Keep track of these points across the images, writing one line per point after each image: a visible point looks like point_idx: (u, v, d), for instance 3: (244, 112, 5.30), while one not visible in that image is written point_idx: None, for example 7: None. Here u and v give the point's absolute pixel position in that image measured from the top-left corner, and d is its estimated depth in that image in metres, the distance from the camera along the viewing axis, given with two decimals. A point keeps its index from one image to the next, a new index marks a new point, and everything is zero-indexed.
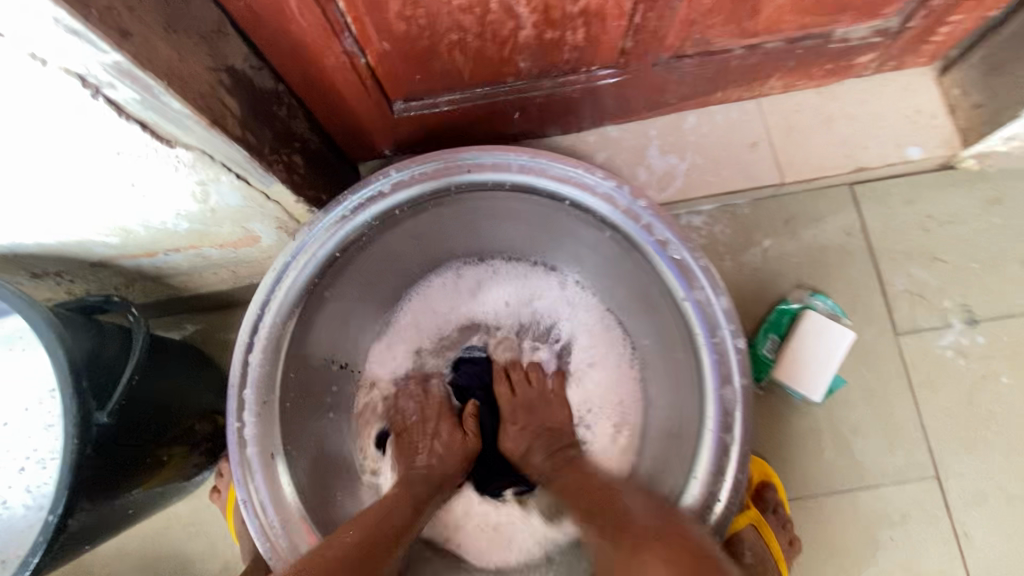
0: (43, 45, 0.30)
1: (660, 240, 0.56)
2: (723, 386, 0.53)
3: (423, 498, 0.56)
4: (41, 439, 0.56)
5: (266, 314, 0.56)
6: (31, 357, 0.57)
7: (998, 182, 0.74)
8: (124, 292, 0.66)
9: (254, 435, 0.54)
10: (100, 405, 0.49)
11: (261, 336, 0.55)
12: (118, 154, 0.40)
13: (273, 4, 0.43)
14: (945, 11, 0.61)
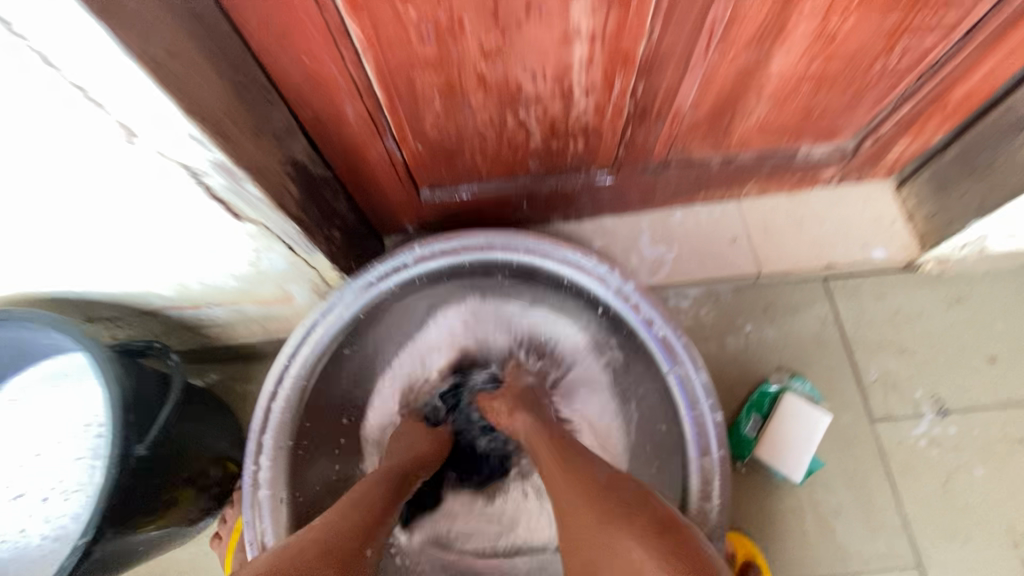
0: (169, 145, 0.39)
1: (647, 319, 0.63)
2: (702, 456, 0.58)
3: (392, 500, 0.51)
4: (67, 470, 0.59)
5: (292, 365, 0.62)
6: (73, 391, 0.61)
7: (958, 284, 0.82)
8: (163, 338, 0.73)
9: (268, 479, 0.59)
10: (139, 438, 0.55)
11: (285, 386, 0.62)
12: (197, 223, 0.48)
13: (335, 114, 0.54)
14: (891, 139, 0.72)
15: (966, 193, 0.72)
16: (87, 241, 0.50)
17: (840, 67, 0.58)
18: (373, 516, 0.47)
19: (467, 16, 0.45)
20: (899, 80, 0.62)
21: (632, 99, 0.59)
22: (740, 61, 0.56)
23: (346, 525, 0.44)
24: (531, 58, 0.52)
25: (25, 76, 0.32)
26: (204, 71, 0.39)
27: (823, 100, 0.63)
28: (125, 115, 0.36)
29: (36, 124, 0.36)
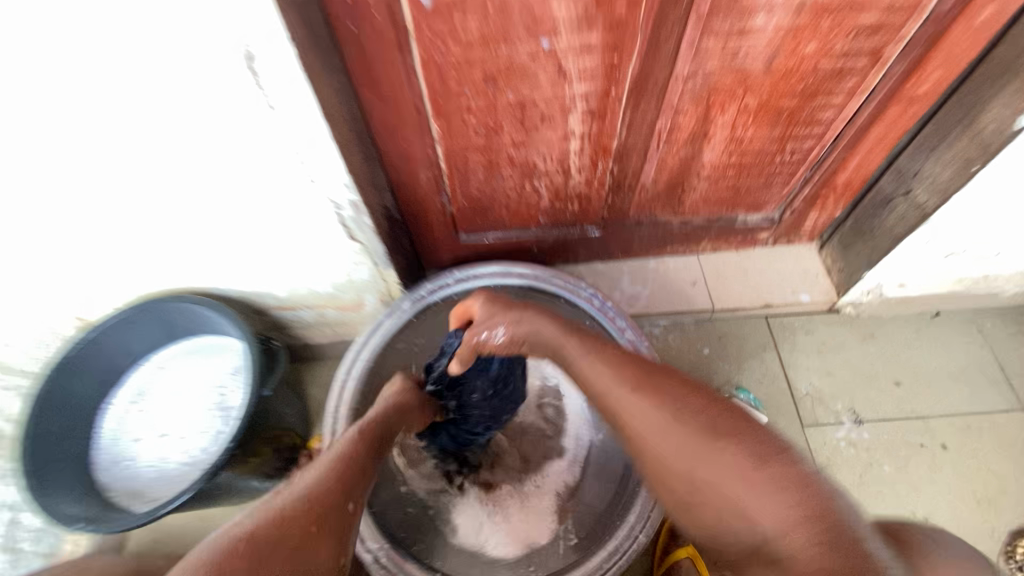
0: (331, 187, 0.66)
1: (620, 328, 0.87)
2: None
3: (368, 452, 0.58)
4: (201, 416, 0.83)
5: (362, 351, 0.86)
6: (207, 362, 0.86)
7: (869, 323, 1.05)
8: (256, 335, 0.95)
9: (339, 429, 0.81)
10: (263, 388, 0.78)
11: (357, 365, 0.85)
12: (324, 239, 0.75)
13: (413, 177, 0.82)
14: (804, 211, 0.99)
15: (861, 252, 0.96)
16: (248, 249, 0.75)
17: (752, 159, 0.86)
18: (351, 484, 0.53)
19: (506, 122, 0.75)
20: (797, 170, 0.89)
21: (611, 175, 0.87)
22: (682, 153, 0.84)
23: (330, 487, 0.51)
24: (544, 147, 0.80)
25: (275, 145, 0.59)
26: (356, 147, 0.67)
27: (746, 181, 0.91)
28: (314, 169, 0.63)
29: (264, 172, 0.63)
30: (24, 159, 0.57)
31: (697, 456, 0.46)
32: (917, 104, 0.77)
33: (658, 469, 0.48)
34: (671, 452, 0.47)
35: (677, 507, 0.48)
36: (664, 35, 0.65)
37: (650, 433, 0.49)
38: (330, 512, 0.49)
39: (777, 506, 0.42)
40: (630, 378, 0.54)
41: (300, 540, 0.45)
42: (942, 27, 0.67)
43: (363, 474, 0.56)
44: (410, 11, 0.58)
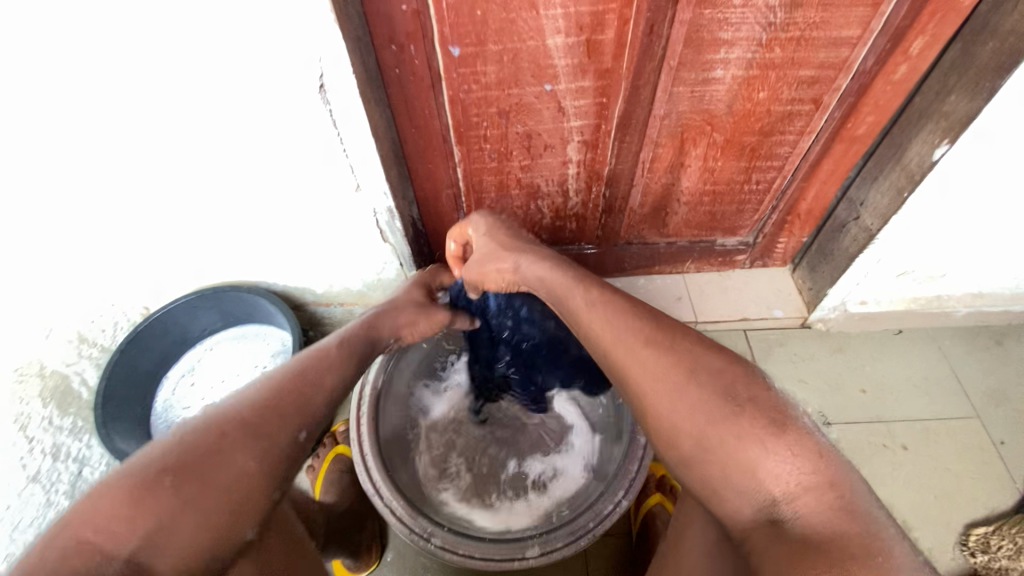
0: (372, 195, 0.81)
1: None
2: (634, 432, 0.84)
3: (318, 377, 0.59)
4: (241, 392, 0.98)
5: None
6: (252, 348, 1.02)
7: (838, 338, 1.17)
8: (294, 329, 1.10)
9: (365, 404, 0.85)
10: None
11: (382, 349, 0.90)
12: (361, 240, 0.89)
13: (436, 194, 0.98)
14: (774, 236, 1.13)
15: (825, 272, 1.09)
16: (297, 248, 0.90)
17: (724, 187, 1.01)
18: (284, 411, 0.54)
19: (515, 150, 0.91)
20: (764, 198, 1.04)
21: (604, 198, 1.02)
22: (663, 180, 1.00)
23: (263, 413, 0.52)
24: (546, 171, 0.96)
25: (331, 160, 0.75)
26: (394, 165, 0.83)
27: (720, 207, 1.06)
28: (361, 178, 0.78)
29: (320, 181, 0.78)
30: (139, 164, 0.73)
31: (717, 437, 0.51)
32: (858, 143, 0.93)
33: (681, 442, 0.53)
34: (700, 428, 0.52)
35: (689, 471, 0.53)
36: (643, 82, 0.81)
37: (683, 411, 0.53)
38: (239, 440, 0.49)
39: (786, 470, 0.48)
40: (667, 359, 0.56)
41: (215, 458, 0.48)
42: (868, 81, 0.83)
43: (297, 405, 0.55)
44: (443, 59, 0.75)
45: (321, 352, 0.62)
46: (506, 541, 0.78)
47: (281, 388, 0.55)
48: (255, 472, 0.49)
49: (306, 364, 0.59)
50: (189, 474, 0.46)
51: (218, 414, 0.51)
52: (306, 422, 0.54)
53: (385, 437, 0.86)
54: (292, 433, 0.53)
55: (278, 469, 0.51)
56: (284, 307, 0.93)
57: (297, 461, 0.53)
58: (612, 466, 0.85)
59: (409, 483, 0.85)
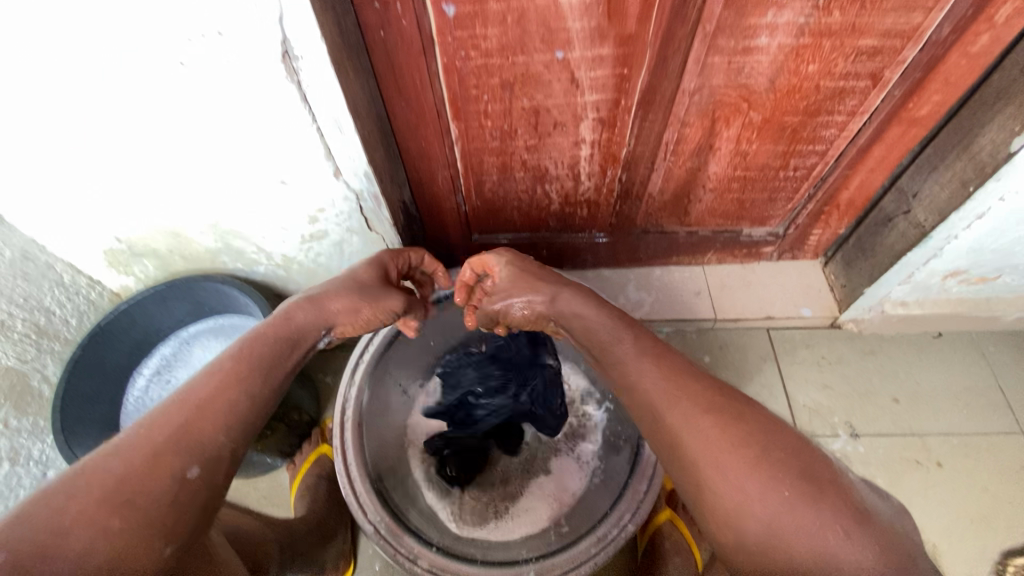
0: (354, 179, 0.71)
1: None
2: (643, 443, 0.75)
3: (215, 394, 0.51)
4: None
5: (376, 335, 0.82)
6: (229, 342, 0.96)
7: (870, 340, 1.07)
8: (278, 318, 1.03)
9: (351, 406, 0.77)
10: None
11: (370, 349, 0.81)
12: (345, 228, 0.80)
13: (429, 175, 0.87)
14: (808, 227, 1.02)
15: (862, 269, 0.98)
16: (274, 238, 0.81)
17: (756, 173, 0.90)
18: (163, 445, 0.46)
19: (520, 127, 0.79)
20: (800, 186, 0.92)
21: (619, 183, 0.91)
22: (689, 163, 0.88)
23: (135, 455, 0.45)
24: (555, 152, 0.84)
25: (304, 140, 0.65)
26: (379, 144, 0.72)
27: (751, 194, 0.94)
28: (340, 162, 0.68)
29: (294, 165, 0.68)
30: (81, 143, 0.63)
31: (791, 524, 0.44)
32: (918, 126, 0.80)
33: (746, 527, 0.46)
34: (768, 510, 0.45)
35: (751, 557, 0.46)
36: (672, 51, 0.69)
37: (753, 494, 0.46)
38: (94, 501, 0.42)
39: (867, 559, 0.42)
40: (732, 434, 0.49)
41: (75, 517, 0.41)
42: (941, 52, 0.70)
43: (178, 440, 0.47)
44: (436, 20, 0.63)
45: (214, 369, 0.53)
46: (499, 565, 0.71)
47: (157, 424, 0.48)
48: (122, 531, 0.42)
49: (195, 387, 0.51)
50: (32, 550, 0.39)
51: (77, 468, 0.44)
52: (195, 455, 0.47)
53: (369, 442, 0.79)
54: (175, 474, 0.46)
55: (158, 519, 0.44)
56: (263, 300, 0.85)
57: (189, 503, 0.46)
58: (617, 481, 0.77)
59: (393, 489, 0.78)
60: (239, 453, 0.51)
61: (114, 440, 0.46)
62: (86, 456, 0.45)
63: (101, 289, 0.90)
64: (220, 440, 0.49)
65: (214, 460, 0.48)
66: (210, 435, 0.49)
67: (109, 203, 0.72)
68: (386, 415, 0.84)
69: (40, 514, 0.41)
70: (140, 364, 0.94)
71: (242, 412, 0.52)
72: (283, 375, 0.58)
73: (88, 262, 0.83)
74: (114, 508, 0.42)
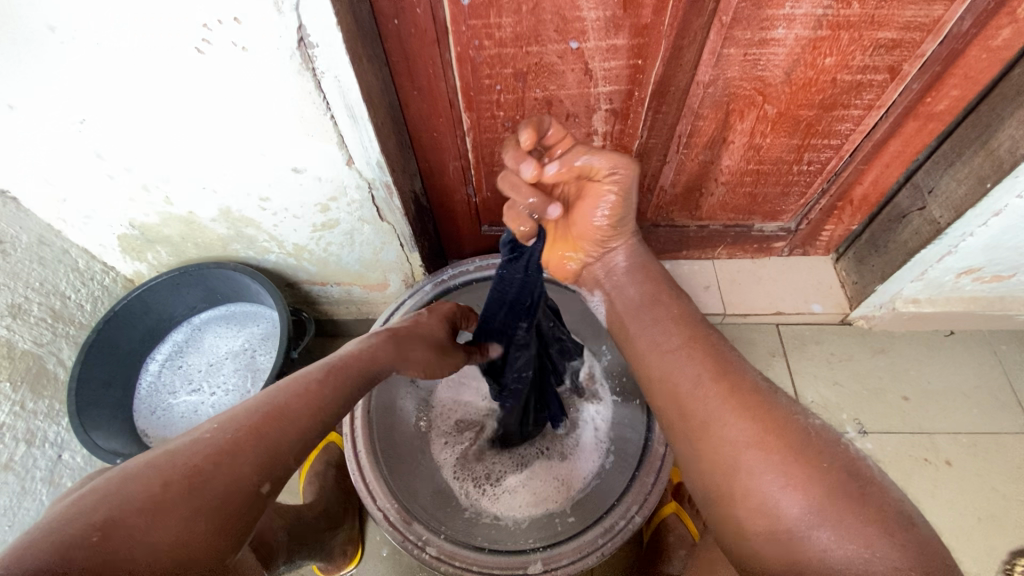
0: (367, 169, 0.71)
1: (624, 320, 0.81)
2: (656, 442, 0.75)
3: (294, 410, 0.49)
4: (227, 375, 0.94)
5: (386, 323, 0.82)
6: (240, 330, 0.98)
7: (881, 338, 1.07)
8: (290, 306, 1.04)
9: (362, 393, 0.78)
10: (292, 350, 0.85)
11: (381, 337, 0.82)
12: (357, 218, 0.80)
13: (441, 165, 0.87)
14: (820, 222, 1.01)
15: (874, 266, 0.98)
16: (285, 227, 0.82)
17: (769, 167, 0.89)
18: (242, 453, 0.45)
19: (532, 118, 0.79)
20: (814, 181, 0.91)
21: None
22: (701, 157, 0.88)
23: (215, 455, 0.44)
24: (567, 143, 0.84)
25: (318, 129, 0.65)
26: (391, 133, 0.72)
27: (763, 189, 0.93)
28: (354, 151, 0.68)
29: (307, 154, 0.68)
30: (98, 129, 0.64)
31: (820, 518, 0.43)
32: (936, 121, 0.79)
33: (772, 511, 0.45)
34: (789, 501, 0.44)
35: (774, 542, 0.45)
36: (687, 42, 0.68)
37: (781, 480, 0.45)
38: (179, 498, 0.41)
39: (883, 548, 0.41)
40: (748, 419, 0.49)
41: (155, 515, 0.40)
42: (961, 46, 0.69)
43: (257, 451, 0.45)
44: (451, 8, 0.63)
45: (301, 388, 0.51)
46: (505, 554, 0.71)
47: (242, 427, 0.46)
48: (200, 536, 0.41)
49: (280, 395, 0.50)
50: (121, 537, 0.38)
51: (159, 460, 0.42)
52: (271, 471, 0.46)
53: (379, 427, 0.80)
54: (252, 485, 0.44)
55: (230, 528, 0.43)
56: (274, 289, 0.86)
57: (257, 516, 0.45)
58: (626, 471, 0.77)
59: (404, 476, 0.79)
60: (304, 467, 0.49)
61: (200, 433, 0.45)
62: (174, 445, 0.44)
63: (115, 275, 0.91)
64: (294, 459, 0.48)
65: (285, 479, 0.47)
66: (285, 453, 0.47)
67: (124, 189, 0.73)
68: (398, 402, 0.85)
69: (127, 502, 0.40)
70: (153, 350, 0.96)
71: (316, 437, 0.50)
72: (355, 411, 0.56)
73: (102, 248, 0.84)
74: (193, 515, 0.41)
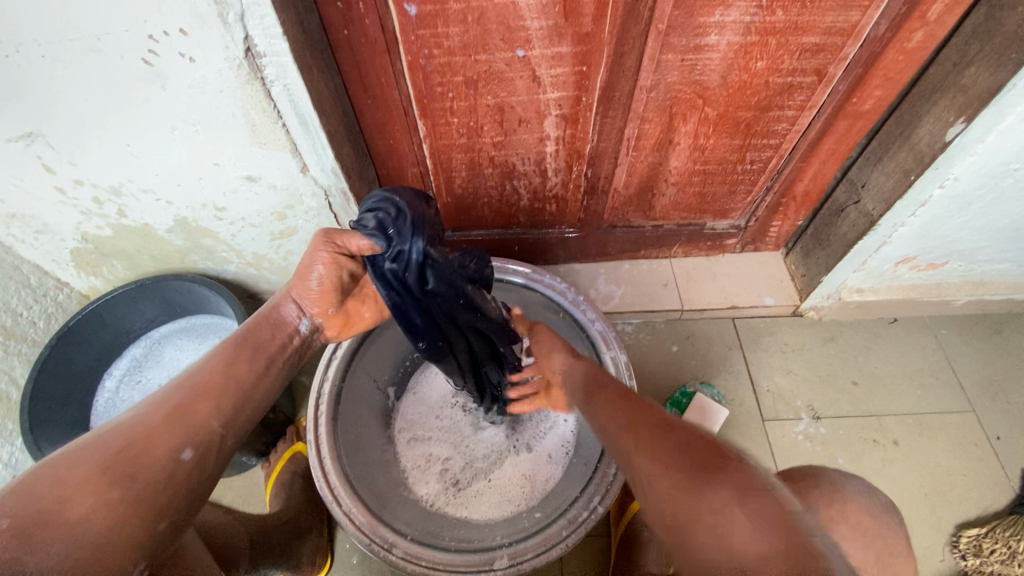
0: (321, 175, 0.73)
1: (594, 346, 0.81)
2: None
3: (192, 399, 0.53)
4: None
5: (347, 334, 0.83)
6: (202, 341, 0.97)
7: (831, 327, 1.12)
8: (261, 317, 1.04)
9: (325, 406, 0.78)
10: None
11: (339, 351, 0.82)
12: (316, 224, 0.81)
13: (399, 171, 0.89)
14: (767, 219, 1.06)
15: (820, 258, 1.03)
16: (243, 237, 0.82)
17: (715, 167, 0.93)
18: (157, 433, 0.50)
19: (486, 124, 0.82)
20: (758, 179, 0.96)
21: (585, 178, 0.94)
22: (650, 159, 0.91)
23: (128, 437, 0.49)
24: (522, 148, 0.87)
25: (270, 138, 0.66)
26: (346, 141, 0.74)
27: (711, 188, 0.98)
28: (307, 158, 0.70)
29: (261, 162, 0.69)
30: (47, 142, 0.63)
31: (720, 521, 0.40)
32: (864, 119, 0.85)
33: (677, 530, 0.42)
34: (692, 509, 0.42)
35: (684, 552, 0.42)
36: (627, 48, 0.72)
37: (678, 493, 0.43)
38: (96, 474, 0.45)
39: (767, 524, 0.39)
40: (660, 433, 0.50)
41: (71, 492, 0.44)
42: (879, 49, 0.74)
43: (171, 424, 0.51)
44: (399, 19, 0.65)
45: (210, 367, 0.57)
46: (474, 550, 0.72)
47: (154, 411, 0.51)
48: (123, 505, 0.45)
49: (192, 375, 0.55)
50: (35, 518, 0.42)
51: (78, 447, 0.47)
52: (187, 438, 0.51)
53: (343, 436, 0.80)
54: (170, 453, 0.49)
55: (154, 492, 0.47)
56: (234, 299, 0.86)
57: (182, 482, 0.49)
58: (587, 465, 0.79)
59: (372, 485, 0.80)
60: (230, 438, 0.54)
61: (116, 422, 0.50)
62: (88, 437, 0.49)
63: (69, 291, 0.90)
64: (212, 425, 0.53)
65: (205, 445, 0.52)
66: (201, 421, 0.52)
67: (75, 202, 0.72)
68: (360, 414, 0.86)
69: (43, 489, 0.44)
70: (110, 366, 0.94)
71: (229, 400, 0.55)
72: (273, 364, 0.61)
73: (54, 263, 0.83)
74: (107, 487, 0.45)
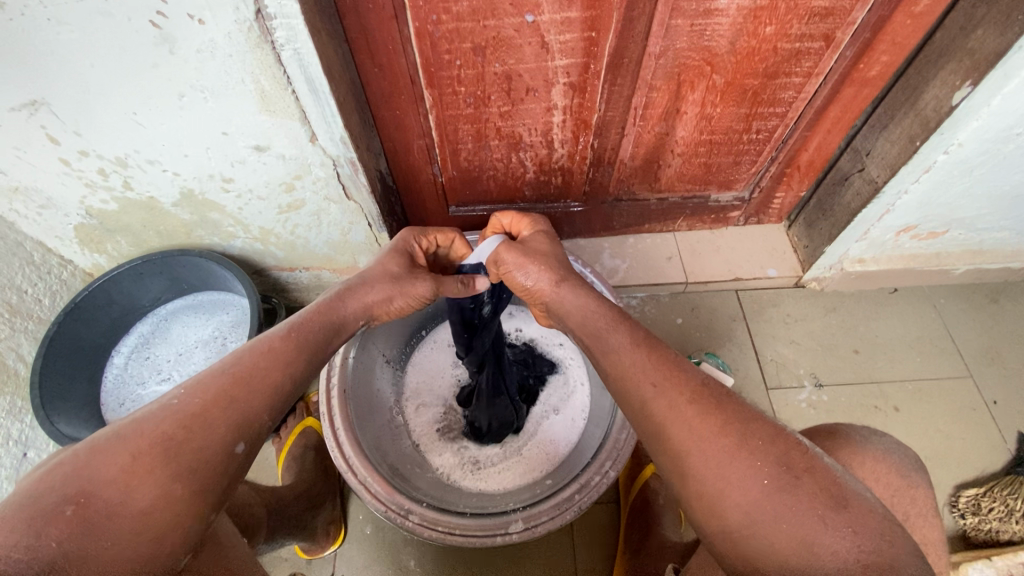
0: (330, 145, 0.72)
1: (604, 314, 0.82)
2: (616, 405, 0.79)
3: (246, 393, 0.51)
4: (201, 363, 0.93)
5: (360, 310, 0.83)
6: (210, 318, 0.97)
7: (831, 298, 1.13)
8: (278, 294, 1.05)
9: (337, 380, 0.78)
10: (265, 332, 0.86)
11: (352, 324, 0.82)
12: (323, 197, 0.81)
13: (404, 144, 0.88)
14: (771, 190, 1.06)
15: (822, 228, 1.04)
16: (250, 210, 0.81)
17: (721, 136, 0.93)
18: (210, 423, 0.48)
19: (493, 94, 0.81)
20: (763, 149, 0.96)
21: (592, 149, 0.94)
22: (657, 129, 0.91)
23: (180, 425, 0.47)
24: (529, 119, 0.86)
25: (279, 105, 0.65)
26: (354, 112, 0.73)
27: (716, 158, 0.98)
28: (318, 127, 0.69)
29: (269, 131, 0.69)
30: (52, 111, 0.62)
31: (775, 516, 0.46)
32: (870, 86, 0.85)
33: (727, 514, 0.47)
34: (758, 504, 0.46)
35: (735, 547, 0.47)
36: (637, 13, 0.71)
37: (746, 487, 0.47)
38: (156, 465, 0.44)
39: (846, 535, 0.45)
40: (714, 422, 0.50)
41: (129, 479, 0.43)
42: (887, 13, 0.74)
43: (224, 416, 0.49)
44: None
45: (266, 347, 0.55)
46: (489, 515, 0.73)
47: (201, 393, 0.49)
48: (180, 498, 0.45)
49: (244, 359, 0.53)
50: (99, 507, 0.42)
51: (128, 429, 0.45)
52: (242, 432, 0.49)
53: (355, 408, 0.80)
54: (223, 447, 0.48)
55: (207, 487, 0.46)
56: (241, 273, 0.86)
57: (231, 475, 0.48)
58: (598, 436, 0.80)
59: (386, 459, 0.80)
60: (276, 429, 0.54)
61: (162, 400, 0.48)
62: (137, 417, 0.47)
63: (73, 268, 0.89)
64: (265, 420, 0.51)
65: (255, 438, 0.51)
66: (254, 414, 0.51)
67: (79, 174, 0.71)
68: (370, 386, 0.86)
69: (102, 476, 0.43)
70: (118, 343, 0.94)
71: (283, 392, 0.54)
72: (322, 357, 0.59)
73: (59, 240, 0.82)
74: (164, 480, 0.44)
